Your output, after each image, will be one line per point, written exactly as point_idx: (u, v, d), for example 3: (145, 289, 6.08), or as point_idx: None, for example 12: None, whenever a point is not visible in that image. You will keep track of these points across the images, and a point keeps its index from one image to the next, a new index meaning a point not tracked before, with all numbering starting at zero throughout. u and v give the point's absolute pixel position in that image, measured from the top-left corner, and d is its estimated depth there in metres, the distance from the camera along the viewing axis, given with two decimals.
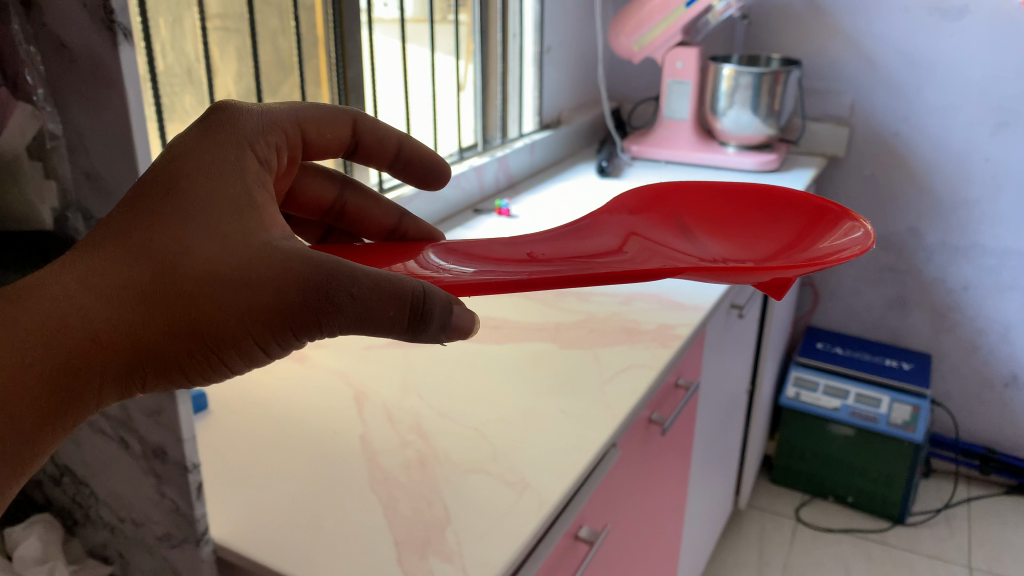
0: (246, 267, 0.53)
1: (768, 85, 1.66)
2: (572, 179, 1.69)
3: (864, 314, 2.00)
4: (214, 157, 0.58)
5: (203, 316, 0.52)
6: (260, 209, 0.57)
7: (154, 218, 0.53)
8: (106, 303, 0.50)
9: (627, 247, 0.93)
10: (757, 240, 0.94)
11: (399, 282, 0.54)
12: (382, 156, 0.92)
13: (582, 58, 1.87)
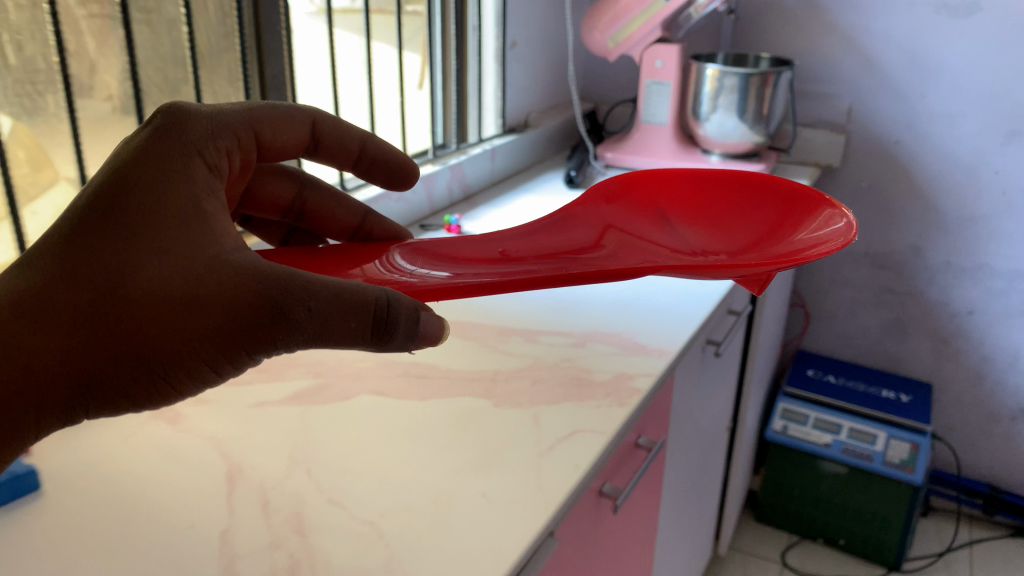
0: (194, 286, 0.53)
1: (756, 88, 1.49)
2: (535, 190, 1.51)
3: (860, 338, 1.83)
4: (160, 162, 0.56)
5: (153, 336, 0.53)
6: (208, 219, 0.55)
7: (98, 237, 0.52)
8: (51, 326, 0.51)
9: (603, 244, 0.89)
10: (739, 229, 0.90)
11: (357, 295, 0.55)
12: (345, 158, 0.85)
13: (551, 55, 1.69)
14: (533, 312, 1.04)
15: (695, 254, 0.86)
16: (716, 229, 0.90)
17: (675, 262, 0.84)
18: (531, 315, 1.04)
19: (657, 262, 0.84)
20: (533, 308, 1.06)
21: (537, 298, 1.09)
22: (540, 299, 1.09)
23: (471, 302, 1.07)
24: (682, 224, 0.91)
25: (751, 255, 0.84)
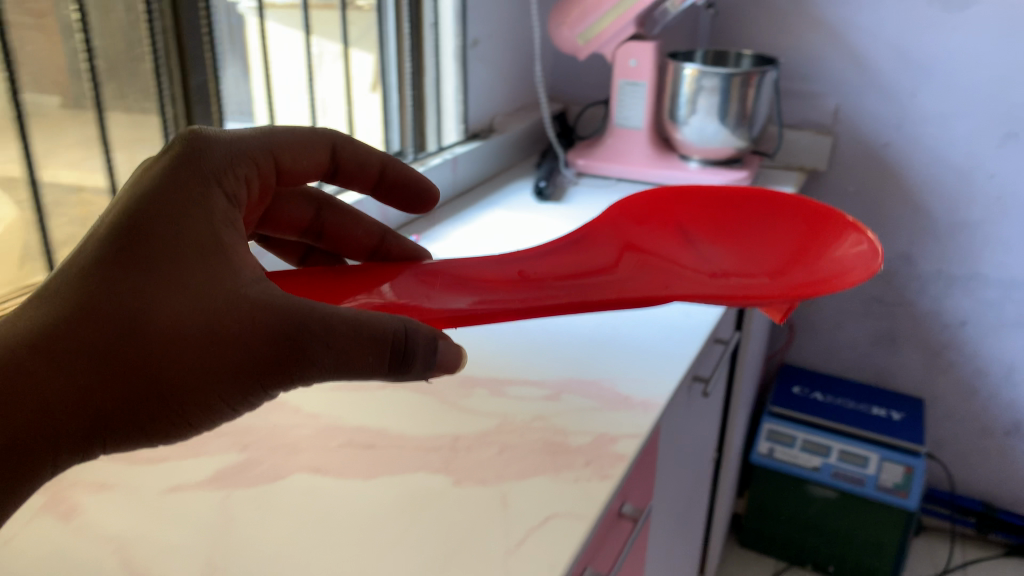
0: (212, 322, 0.53)
1: (738, 89, 1.38)
2: (500, 204, 1.39)
3: (847, 351, 1.74)
4: (177, 193, 0.56)
5: (170, 372, 0.52)
6: (226, 252, 0.56)
7: (113, 276, 0.51)
8: (68, 368, 0.50)
9: (626, 268, 0.92)
10: (756, 252, 0.95)
11: (375, 326, 0.55)
12: (362, 180, 0.89)
13: (517, 54, 1.56)
14: (500, 356, 0.92)
15: (717, 278, 0.91)
16: (734, 252, 0.95)
17: (700, 287, 0.88)
18: (497, 359, 0.91)
19: (682, 288, 0.89)
20: (498, 350, 0.93)
21: (504, 337, 0.96)
22: (506, 339, 0.96)
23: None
24: (702, 247, 0.95)
25: (773, 279, 0.90)
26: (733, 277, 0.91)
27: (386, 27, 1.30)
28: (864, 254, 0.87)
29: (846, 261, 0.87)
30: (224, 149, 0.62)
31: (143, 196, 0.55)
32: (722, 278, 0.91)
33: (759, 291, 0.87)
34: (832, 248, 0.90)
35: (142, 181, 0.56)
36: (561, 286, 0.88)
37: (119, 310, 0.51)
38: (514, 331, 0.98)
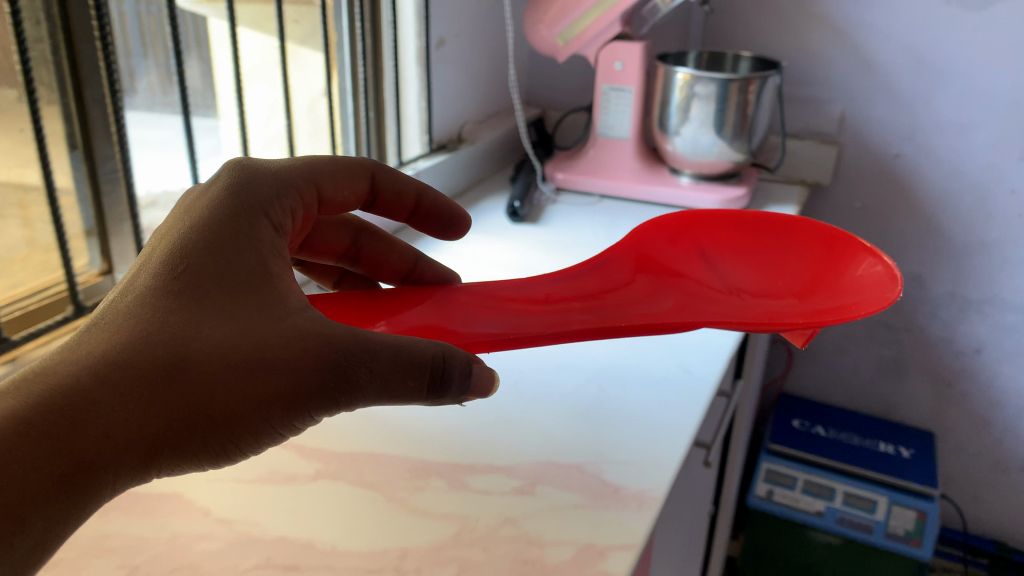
0: (262, 345, 0.51)
1: (737, 96, 1.22)
2: (469, 226, 1.22)
3: (850, 379, 1.60)
4: (226, 224, 0.56)
5: (222, 397, 0.50)
6: (275, 280, 0.55)
7: (162, 305, 0.51)
8: (119, 390, 0.47)
9: (642, 284, 0.84)
10: (779, 273, 0.86)
11: (419, 348, 0.54)
12: (400, 210, 0.88)
13: (490, 54, 1.40)
14: (463, 430, 0.76)
15: (738, 298, 0.82)
16: (757, 272, 0.86)
17: (721, 308, 0.80)
18: (460, 433, 0.75)
19: (703, 308, 0.81)
20: (461, 420, 0.77)
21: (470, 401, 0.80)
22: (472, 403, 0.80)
23: (378, 413, 0.78)
24: (723, 266, 0.87)
25: (798, 304, 0.81)
26: (752, 299, 0.83)
27: (337, 25, 1.14)
28: (890, 279, 0.78)
29: (874, 288, 0.77)
30: (270, 189, 0.63)
31: (190, 233, 0.55)
32: (743, 299, 0.83)
33: (780, 314, 0.78)
34: (855, 275, 0.81)
35: (189, 219, 0.56)
36: (575, 307, 0.80)
37: (170, 334, 0.49)
38: (483, 392, 0.82)
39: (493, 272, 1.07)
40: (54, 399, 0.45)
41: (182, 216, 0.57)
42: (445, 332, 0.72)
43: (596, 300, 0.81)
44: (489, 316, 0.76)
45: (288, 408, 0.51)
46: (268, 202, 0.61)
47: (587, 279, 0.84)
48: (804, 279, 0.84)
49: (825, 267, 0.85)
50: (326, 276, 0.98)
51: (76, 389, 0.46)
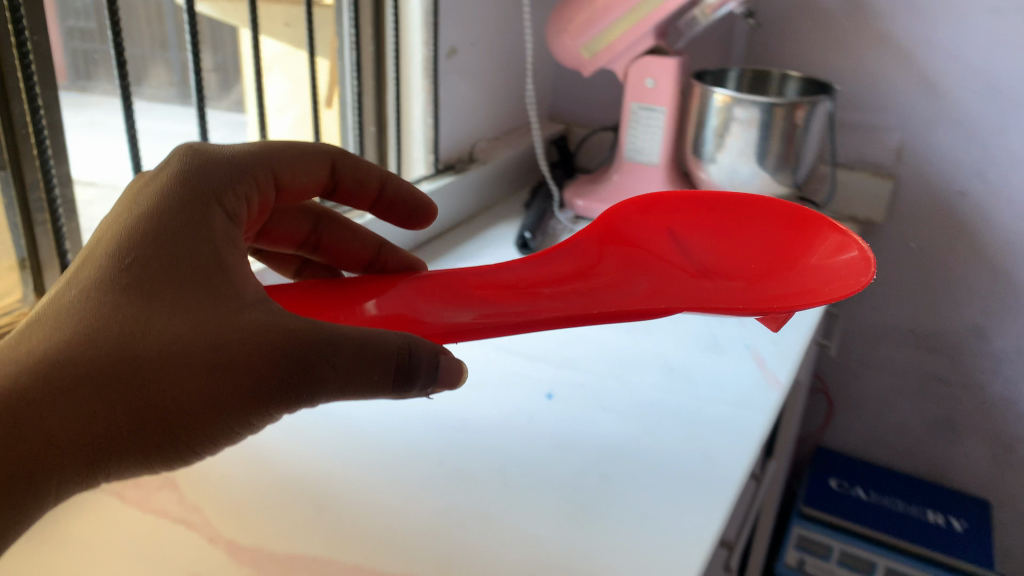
0: (215, 343, 0.51)
1: (782, 122, 1.08)
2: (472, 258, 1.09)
3: (898, 435, 1.44)
4: (180, 216, 0.55)
5: (177, 397, 0.50)
6: (231, 273, 0.54)
7: (113, 303, 0.51)
8: (70, 390, 0.48)
9: (609, 264, 0.78)
10: (753, 252, 0.80)
11: (381, 340, 0.54)
12: (363, 200, 0.81)
13: (508, 66, 1.27)
14: (428, 531, 0.62)
15: (716, 283, 0.77)
16: (731, 253, 0.81)
17: (699, 295, 0.76)
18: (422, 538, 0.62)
19: (678, 294, 0.76)
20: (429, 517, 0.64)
21: (442, 488, 0.67)
22: (443, 493, 0.67)
23: (332, 502, 0.65)
24: (695, 247, 0.81)
25: (776, 286, 0.76)
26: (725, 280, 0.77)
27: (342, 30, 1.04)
28: (860, 264, 0.72)
29: (845, 268, 0.73)
30: (228, 174, 0.62)
31: (140, 226, 0.54)
32: (720, 282, 0.78)
33: (759, 300, 0.74)
34: (827, 254, 0.75)
35: (140, 210, 0.55)
36: (541, 290, 0.75)
37: (119, 333, 0.50)
38: (459, 476, 0.69)
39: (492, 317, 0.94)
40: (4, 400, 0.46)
41: (136, 205, 0.56)
42: (408, 323, 0.68)
43: (565, 284, 0.76)
44: (451, 301, 0.72)
45: (244, 405, 0.51)
46: (223, 190, 0.60)
47: (552, 259, 0.78)
48: (779, 257, 0.79)
49: (797, 243, 0.79)
50: (287, 266, 0.88)
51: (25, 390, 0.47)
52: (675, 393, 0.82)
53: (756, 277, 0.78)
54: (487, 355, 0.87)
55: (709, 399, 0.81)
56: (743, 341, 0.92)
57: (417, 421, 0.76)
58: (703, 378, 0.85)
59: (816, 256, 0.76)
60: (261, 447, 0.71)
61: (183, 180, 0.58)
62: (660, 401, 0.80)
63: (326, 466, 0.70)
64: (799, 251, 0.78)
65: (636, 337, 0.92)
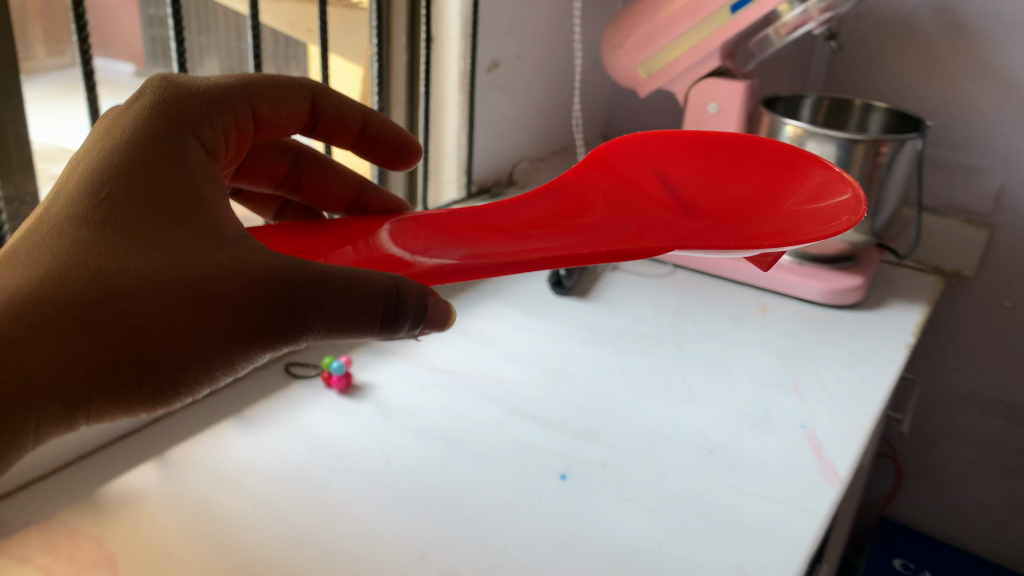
0: (197, 278, 0.47)
1: (862, 160, 0.94)
2: (499, 294, 0.99)
3: (976, 515, 1.28)
4: (153, 149, 0.50)
5: (158, 336, 0.46)
6: (211, 209, 0.50)
7: (88, 238, 0.46)
8: (49, 329, 0.44)
9: (595, 209, 0.69)
10: (740, 194, 0.71)
11: (369, 278, 0.51)
12: (345, 138, 0.74)
13: (558, 81, 1.16)
14: None
15: (706, 226, 0.68)
16: (714, 195, 0.71)
17: (698, 236, 0.65)
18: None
19: (678, 236, 0.66)
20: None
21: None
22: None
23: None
24: (680, 190, 0.72)
25: (761, 223, 0.66)
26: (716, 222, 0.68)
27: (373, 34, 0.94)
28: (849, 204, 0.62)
29: (810, 194, 0.67)
30: (218, 103, 0.57)
31: (115, 155, 0.50)
32: (707, 225, 0.68)
33: (748, 236, 0.64)
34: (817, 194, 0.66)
35: (117, 137, 0.51)
36: (530, 234, 0.66)
37: (98, 269, 0.45)
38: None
39: (511, 370, 0.83)
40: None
41: (108, 136, 0.51)
42: (386, 263, 0.60)
43: (553, 227, 0.67)
44: (436, 245, 0.63)
45: (229, 345, 0.49)
46: (207, 117, 0.55)
47: (536, 206, 0.69)
48: (761, 191, 0.70)
49: (775, 177, 0.71)
50: (268, 208, 0.83)
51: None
52: (711, 482, 0.70)
53: (746, 217, 0.69)
54: (498, 418, 0.76)
55: (752, 493, 0.68)
56: (798, 420, 0.79)
57: (404, 497, 0.65)
58: (746, 466, 0.72)
59: (789, 189, 0.69)
60: (222, 518, 0.62)
61: (164, 103, 0.53)
62: (692, 491, 0.68)
63: (290, 550, 0.59)
64: (774, 182, 0.70)
65: (672, 406, 0.80)
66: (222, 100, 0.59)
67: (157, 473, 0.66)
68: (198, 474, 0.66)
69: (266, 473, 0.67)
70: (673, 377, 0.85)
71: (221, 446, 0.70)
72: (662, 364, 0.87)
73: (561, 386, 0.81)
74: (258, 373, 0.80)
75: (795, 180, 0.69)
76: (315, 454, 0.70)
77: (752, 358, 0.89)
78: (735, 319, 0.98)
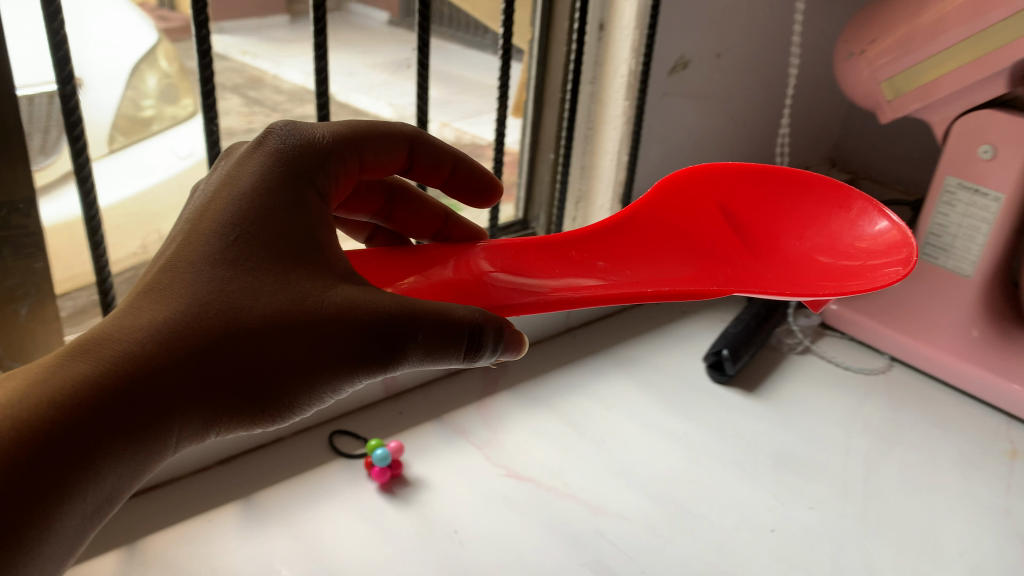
0: (303, 317, 0.39)
1: None
2: (635, 367, 0.77)
3: None
4: (269, 170, 0.43)
5: (271, 373, 0.40)
6: (322, 238, 0.42)
7: (202, 272, 0.40)
8: (154, 383, 0.38)
9: (662, 244, 0.53)
10: (802, 219, 0.54)
11: (460, 315, 0.42)
12: (433, 176, 0.53)
13: (774, 91, 0.90)
14: None
15: (769, 262, 0.53)
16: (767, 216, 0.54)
17: (774, 282, 0.51)
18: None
19: (757, 279, 0.51)
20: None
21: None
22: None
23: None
24: (735, 211, 0.55)
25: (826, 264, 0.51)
26: (776, 261, 0.52)
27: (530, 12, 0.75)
28: (894, 243, 0.50)
29: (876, 237, 0.51)
30: (344, 150, 0.46)
31: (238, 186, 0.42)
32: (770, 261, 0.53)
33: (823, 280, 0.49)
34: (869, 234, 0.51)
35: (238, 160, 0.43)
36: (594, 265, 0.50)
37: (210, 308, 0.39)
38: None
39: (613, 499, 0.61)
40: (78, 394, 0.36)
41: (228, 162, 0.43)
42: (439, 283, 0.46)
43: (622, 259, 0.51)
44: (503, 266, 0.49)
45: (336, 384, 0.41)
46: (339, 150, 0.45)
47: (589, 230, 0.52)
48: (817, 213, 0.54)
49: (832, 204, 0.54)
50: (348, 229, 0.57)
51: (105, 380, 0.37)
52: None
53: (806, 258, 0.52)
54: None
55: None
56: None
57: None
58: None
59: (850, 221, 0.53)
60: None
61: (294, 135, 0.44)
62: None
63: None
64: (831, 207, 0.54)
65: None
66: (333, 139, 0.45)
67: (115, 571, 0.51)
68: None
69: None
70: (846, 555, 0.58)
71: (206, 546, 0.54)
72: (834, 529, 0.61)
73: (674, 539, 0.58)
74: (296, 439, 0.64)
75: (853, 213, 0.53)
76: None
77: (977, 540, 0.60)
78: (964, 463, 0.68)
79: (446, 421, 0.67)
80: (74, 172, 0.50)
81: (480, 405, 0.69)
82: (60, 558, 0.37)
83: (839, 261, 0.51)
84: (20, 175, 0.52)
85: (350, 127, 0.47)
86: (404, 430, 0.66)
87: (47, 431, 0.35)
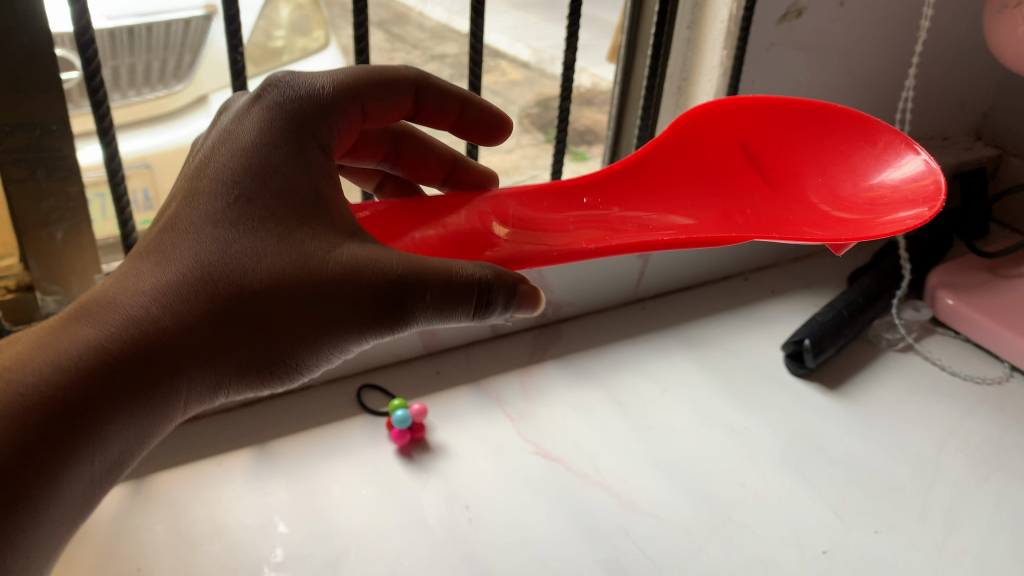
0: (304, 277, 0.36)
1: None
2: (703, 349, 0.70)
3: None
4: (269, 123, 0.39)
5: (276, 336, 0.36)
6: (324, 192, 0.38)
7: (200, 233, 0.36)
8: (147, 354, 0.34)
9: (684, 189, 0.52)
10: (824, 156, 0.52)
11: (471, 271, 0.38)
12: (440, 121, 0.48)
13: (908, 48, 0.78)
14: None
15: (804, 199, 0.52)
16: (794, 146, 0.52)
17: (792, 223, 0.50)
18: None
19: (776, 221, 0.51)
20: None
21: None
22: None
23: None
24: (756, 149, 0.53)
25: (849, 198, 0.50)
26: (796, 205, 0.51)
27: None
28: (921, 184, 0.47)
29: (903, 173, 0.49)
30: (345, 101, 0.41)
31: (237, 140, 0.38)
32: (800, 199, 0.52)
33: (846, 226, 0.48)
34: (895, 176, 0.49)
35: (239, 111, 0.39)
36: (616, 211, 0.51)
37: (208, 273, 0.35)
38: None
39: (646, 493, 0.56)
40: (79, 370, 0.33)
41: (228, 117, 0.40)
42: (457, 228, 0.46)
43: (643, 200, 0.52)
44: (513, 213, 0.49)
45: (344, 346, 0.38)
46: (343, 99, 0.41)
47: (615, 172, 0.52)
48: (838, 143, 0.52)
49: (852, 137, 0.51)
50: (356, 177, 0.55)
51: (107, 353, 0.34)
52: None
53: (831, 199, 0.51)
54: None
55: None
56: None
57: None
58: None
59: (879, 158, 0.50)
60: None
61: (295, 84, 0.40)
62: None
63: None
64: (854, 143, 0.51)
65: None
66: (333, 88, 0.41)
67: (120, 505, 0.51)
68: (160, 526, 0.50)
69: (230, 557, 0.49)
70: None
71: (211, 492, 0.53)
72: (900, 560, 0.53)
73: (707, 547, 0.52)
74: (325, 390, 0.62)
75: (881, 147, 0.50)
76: (308, 548, 0.50)
77: None
78: None
79: (483, 388, 0.63)
80: (93, 115, 0.49)
81: (523, 373, 0.65)
82: (60, 534, 0.35)
83: (864, 204, 0.49)
84: (52, 95, 0.51)
85: (355, 74, 0.43)
86: (437, 393, 0.62)
87: (49, 412, 0.33)
